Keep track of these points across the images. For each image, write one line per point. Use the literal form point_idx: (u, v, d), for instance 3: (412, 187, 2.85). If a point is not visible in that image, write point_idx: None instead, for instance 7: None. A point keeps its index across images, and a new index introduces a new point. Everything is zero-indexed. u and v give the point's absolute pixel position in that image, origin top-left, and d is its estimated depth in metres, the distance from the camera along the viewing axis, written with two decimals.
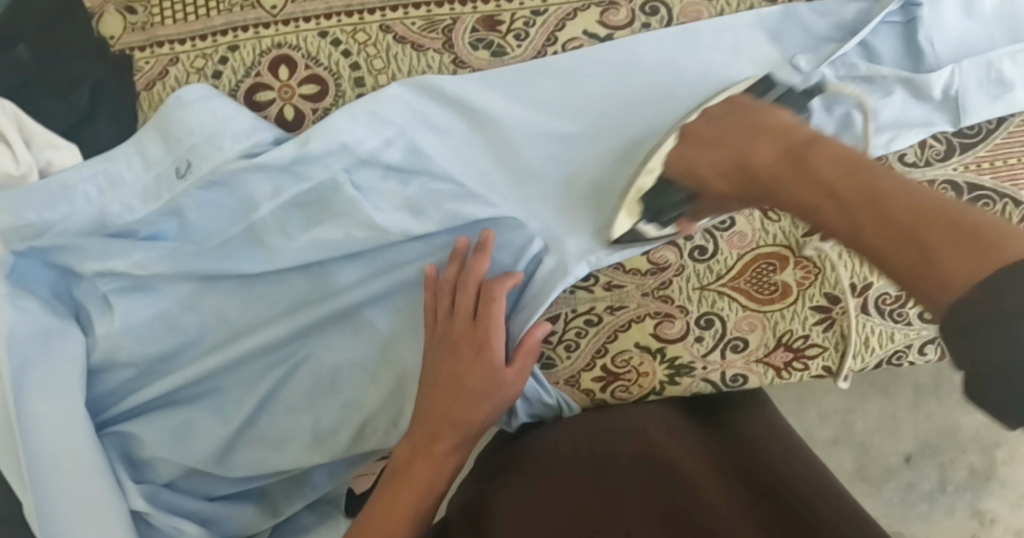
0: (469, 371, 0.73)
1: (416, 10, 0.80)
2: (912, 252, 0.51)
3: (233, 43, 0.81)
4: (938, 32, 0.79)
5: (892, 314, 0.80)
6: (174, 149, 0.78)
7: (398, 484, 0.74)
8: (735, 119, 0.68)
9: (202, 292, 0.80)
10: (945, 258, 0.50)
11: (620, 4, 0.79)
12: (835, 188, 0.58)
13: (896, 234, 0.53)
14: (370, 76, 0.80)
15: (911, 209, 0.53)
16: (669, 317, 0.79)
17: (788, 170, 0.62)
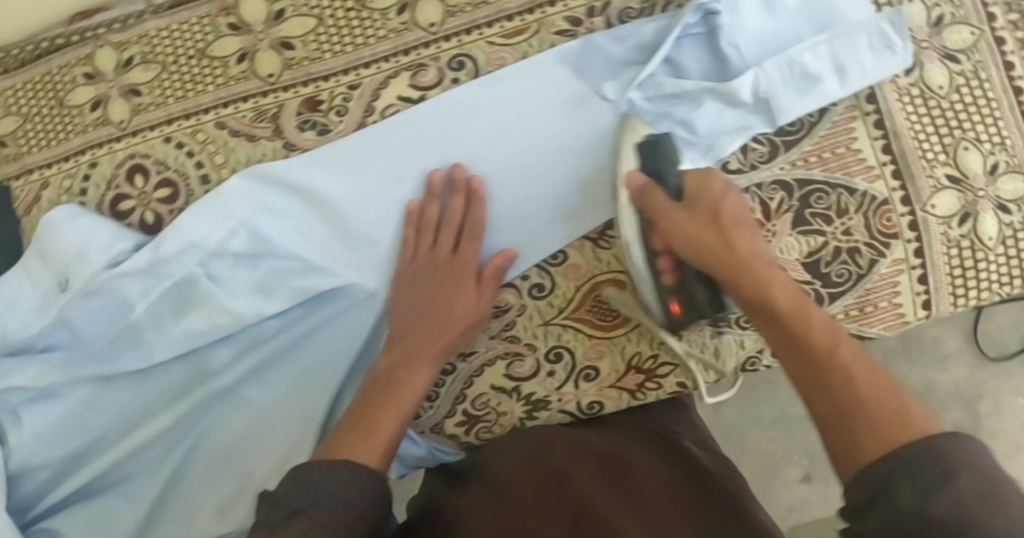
0: (455, 289, 0.79)
1: (246, 104, 0.85)
2: (857, 407, 0.57)
3: (93, 160, 0.88)
4: (741, 35, 0.80)
5: (738, 322, 0.80)
6: (54, 269, 0.86)
7: (379, 400, 0.75)
8: (739, 226, 0.73)
9: (100, 392, 0.87)
10: (877, 426, 0.55)
11: (428, 65, 0.83)
12: (810, 338, 0.63)
13: (872, 393, 0.58)
14: (214, 172, 0.86)
15: (863, 363, 0.60)
16: (519, 355, 0.82)
17: (777, 304, 0.66)
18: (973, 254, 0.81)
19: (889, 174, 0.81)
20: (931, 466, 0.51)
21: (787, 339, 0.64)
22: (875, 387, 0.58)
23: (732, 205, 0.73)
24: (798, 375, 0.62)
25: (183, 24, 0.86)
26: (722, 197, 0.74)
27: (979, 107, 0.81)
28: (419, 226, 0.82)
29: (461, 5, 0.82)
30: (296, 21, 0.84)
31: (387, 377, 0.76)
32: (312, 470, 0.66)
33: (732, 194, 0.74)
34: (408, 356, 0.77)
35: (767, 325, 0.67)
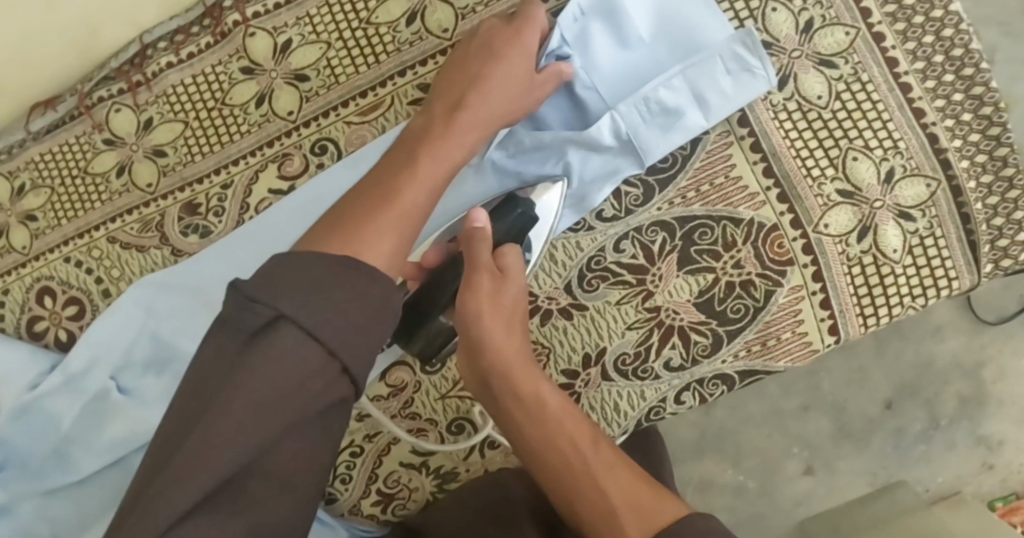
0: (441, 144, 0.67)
1: (131, 215, 0.86)
2: (602, 510, 0.61)
3: (4, 287, 0.88)
4: (599, 76, 0.76)
5: (636, 373, 0.78)
6: None
7: (400, 180, 0.63)
8: (494, 319, 0.68)
9: (45, 507, 0.82)
10: (626, 523, 0.59)
11: (292, 154, 0.82)
12: (562, 448, 0.65)
13: (618, 490, 0.61)
14: (114, 285, 0.87)
15: (609, 466, 0.63)
16: (423, 430, 0.82)
17: (531, 409, 0.67)
18: (877, 269, 0.76)
19: (775, 199, 0.76)
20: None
21: (541, 445, 0.66)
22: (617, 491, 0.61)
23: (513, 288, 0.69)
24: (549, 482, 0.65)
25: (63, 145, 0.87)
26: (494, 280, 0.69)
27: (864, 113, 0.76)
28: (451, 84, 0.72)
29: (315, 88, 0.82)
30: (164, 127, 0.85)
31: (362, 204, 0.61)
32: (310, 264, 0.52)
33: (507, 273, 0.70)
34: (403, 179, 0.63)
35: (522, 428, 0.67)
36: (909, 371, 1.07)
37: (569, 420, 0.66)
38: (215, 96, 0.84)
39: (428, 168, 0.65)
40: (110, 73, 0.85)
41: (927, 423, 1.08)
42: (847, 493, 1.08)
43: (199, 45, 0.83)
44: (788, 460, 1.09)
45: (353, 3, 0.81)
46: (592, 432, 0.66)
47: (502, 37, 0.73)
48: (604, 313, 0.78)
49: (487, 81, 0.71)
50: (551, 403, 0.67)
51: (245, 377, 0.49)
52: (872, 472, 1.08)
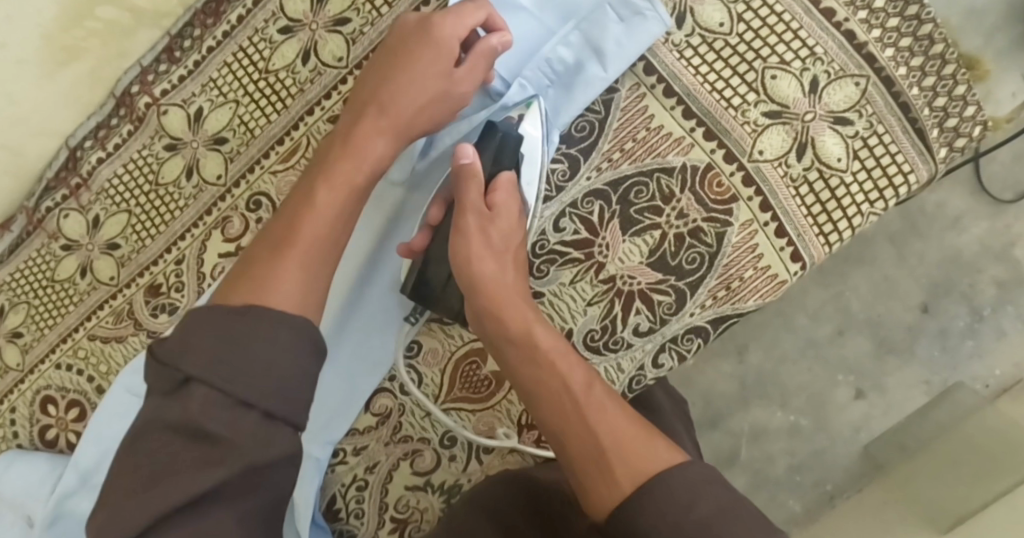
0: (354, 150, 0.68)
1: (103, 310, 0.88)
2: (597, 455, 0.61)
3: (11, 404, 0.92)
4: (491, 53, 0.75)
5: (607, 346, 0.76)
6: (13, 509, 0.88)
7: (299, 206, 0.66)
8: (483, 260, 0.68)
9: None
10: (618, 467, 0.60)
11: (232, 216, 0.83)
12: (555, 392, 0.65)
13: (610, 432, 0.62)
14: (105, 378, 0.89)
15: (601, 415, 0.63)
16: (419, 451, 0.82)
17: (525, 343, 0.67)
18: (824, 182, 0.73)
19: (701, 138, 0.74)
20: (684, 493, 0.57)
21: (534, 388, 0.66)
22: (612, 435, 0.61)
23: (501, 225, 0.69)
24: (553, 426, 0.64)
25: (27, 261, 0.90)
26: (482, 217, 0.68)
27: (772, 29, 0.73)
28: (385, 66, 0.71)
29: (235, 148, 0.83)
30: (111, 221, 0.87)
31: (267, 248, 0.64)
32: (232, 321, 0.56)
33: (496, 211, 0.69)
34: (320, 197, 0.66)
35: (517, 362, 0.67)
36: (937, 267, 1.00)
37: (563, 361, 0.66)
38: (148, 179, 0.85)
39: (326, 196, 0.66)
40: (50, 184, 0.88)
41: (970, 317, 1.00)
42: (905, 408, 1.02)
43: (121, 135, 0.85)
44: (836, 388, 1.03)
45: (250, 56, 0.82)
46: (586, 372, 0.66)
47: (414, 36, 0.70)
48: (562, 295, 0.76)
49: (404, 69, 0.70)
50: (545, 342, 0.67)
51: (179, 435, 0.54)
52: (926, 381, 1.01)
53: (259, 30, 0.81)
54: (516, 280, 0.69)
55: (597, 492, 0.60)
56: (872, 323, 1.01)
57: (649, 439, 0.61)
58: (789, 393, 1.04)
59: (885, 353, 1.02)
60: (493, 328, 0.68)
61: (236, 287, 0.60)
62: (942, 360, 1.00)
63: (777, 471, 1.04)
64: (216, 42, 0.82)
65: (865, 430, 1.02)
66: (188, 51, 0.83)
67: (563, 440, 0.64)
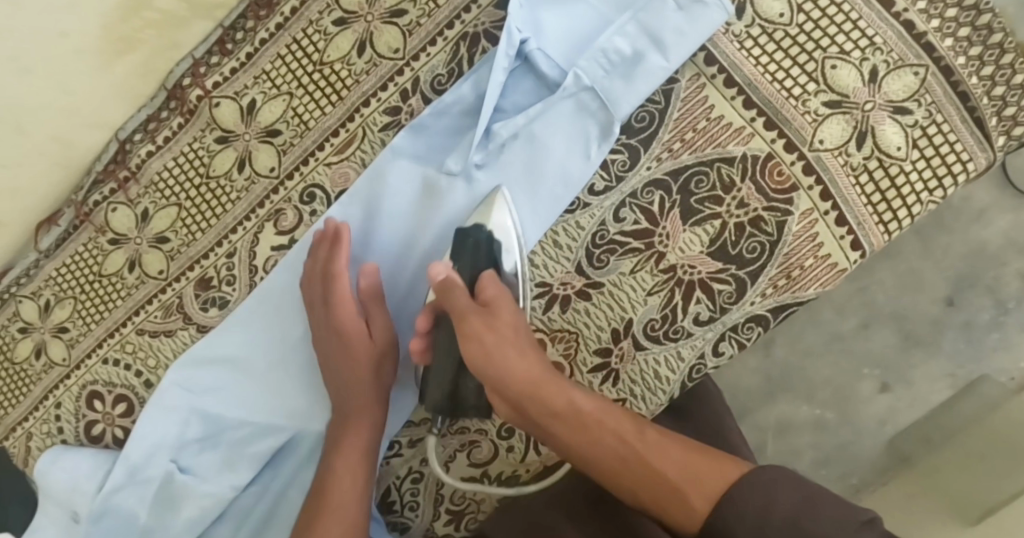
0: (347, 370, 0.78)
1: (152, 304, 0.88)
2: (671, 494, 0.64)
3: (57, 400, 0.92)
4: (546, 44, 0.76)
5: (668, 335, 0.77)
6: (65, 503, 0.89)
7: (341, 440, 0.77)
8: (500, 352, 0.70)
9: None
10: (692, 492, 0.63)
11: (285, 209, 0.83)
12: (608, 458, 0.67)
13: (675, 463, 0.65)
14: (153, 373, 0.89)
15: (655, 449, 0.66)
16: (476, 442, 0.82)
17: (564, 411, 0.69)
18: (884, 171, 0.73)
19: (761, 128, 0.74)
20: (762, 495, 0.60)
21: (592, 457, 0.68)
22: (673, 467, 0.64)
23: (506, 316, 0.71)
24: (621, 485, 0.67)
25: (74, 255, 0.89)
26: (482, 317, 0.71)
27: (831, 19, 0.73)
28: (313, 281, 0.79)
29: (289, 140, 0.83)
30: (160, 215, 0.87)
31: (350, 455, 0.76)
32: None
33: (490, 306, 0.71)
34: (359, 403, 0.78)
35: (565, 431, 0.69)
36: (961, 260, 0.99)
37: (607, 418, 0.68)
38: (199, 171, 0.85)
39: (356, 443, 0.77)
40: (99, 177, 0.87)
41: (995, 310, 0.98)
42: (931, 401, 1.00)
43: (172, 128, 0.85)
44: (861, 381, 1.02)
45: (304, 48, 0.82)
46: (633, 422, 0.68)
47: (327, 260, 0.78)
48: (622, 285, 0.77)
49: (343, 297, 0.77)
50: (585, 406, 0.69)
51: None
52: (951, 374, 1.00)
53: (313, 22, 0.81)
54: (537, 358, 0.71)
55: (681, 516, 0.63)
56: (898, 317, 1.00)
57: (713, 458, 0.65)
58: (814, 385, 1.03)
59: (910, 347, 1.00)
60: (528, 404, 0.69)
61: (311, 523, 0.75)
62: (968, 353, 0.99)
63: (804, 464, 1.04)
64: (269, 34, 0.82)
65: (890, 424, 1.01)
66: (241, 44, 0.83)
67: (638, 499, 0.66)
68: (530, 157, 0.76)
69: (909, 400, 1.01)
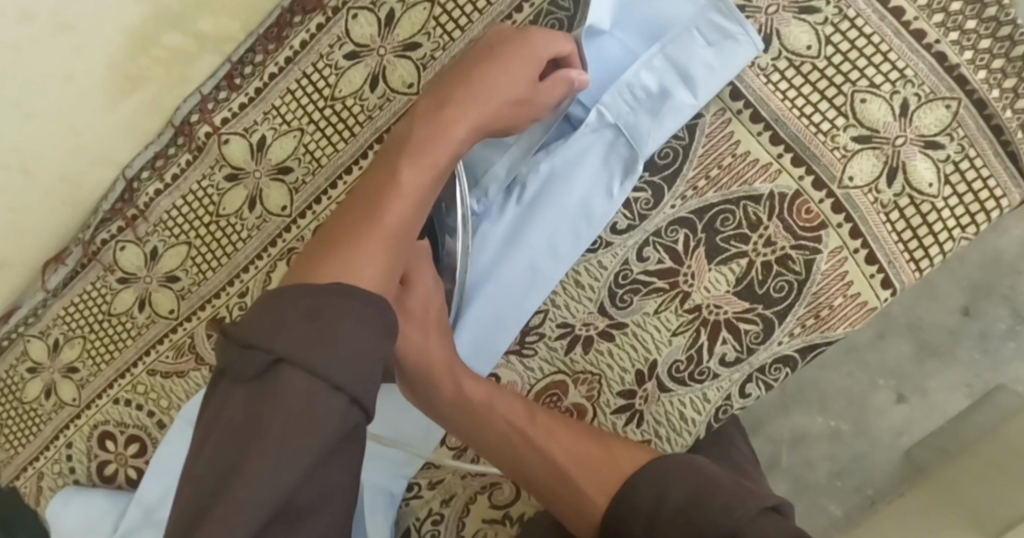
0: (417, 152, 0.66)
1: (163, 344, 0.86)
2: (568, 474, 0.66)
3: (67, 440, 0.91)
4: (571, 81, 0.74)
5: (693, 377, 0.75)
6: None
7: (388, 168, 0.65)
8: (409, 333, 0.70)
9: None
10: (583, 483, 0.65)
11: (298, 247, 0.81)
12: (506, 437, 0.70)
13: (567, 455, 0.67)
14: (165, 413, 0.88)
15: (558, 433, 0.69)
16: (497, 484, 0.80)
17: (465, 408, 0.71)
18: (915, 208, 0.71)
19: (789, 164, 0.72)
20: (652, 488, 0.61)
21: (486, 437, 0.70)
22: (570, 450, 0.67)
23: (423, 296, 0.71)
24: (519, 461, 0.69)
25: (82, 294, 0.88)
26: (397, 294, 0.70)
27: (861, 51, 0.71)
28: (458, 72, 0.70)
29: (300, 177, 0.80)
30: (170, 253, 0.85)
31: (344, 234, 0.61)
32: (315, 298, 0.54)
33: (414, 283, 0.71)
34: (419, 157, 0.66)
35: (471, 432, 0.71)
36: (978, 272, 0.92)
37: (500, 402, 0.71)
38: (208, 210, 0.83)
39: (405, 186, 0.64)
40: (106, 215, 0.85)
41: (1013, 318, 0.92)
42: (947, 411, 0.95)
43: (180, 164, 0.83)
44: (875, 392, 0.96)
45: (314, 83, 0.79)
46: (527, 407, 0.71)
47: (490, 52, 0.70)
48: (646, 326, 0.75)
49: (459, 99, 0.68)
50: (497, 408, 0.70)
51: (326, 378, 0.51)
52: (968, 384, 0.94)
53: (324, 55, 0.79)
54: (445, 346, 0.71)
55: (578, 517, 0.65)
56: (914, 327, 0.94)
57: (609, 455, 0.66)
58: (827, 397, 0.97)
59: (924, 358, 0.94)
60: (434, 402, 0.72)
61: (323, 264, 0.58)
62: (984, 364, 0.93)
63: (817, 477, 0.98)
64: (277, 69, 0.80)
65: (906, 435, 0.95)
66: (249, 78, 0.80)
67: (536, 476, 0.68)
68: (539, 205, 0.74)
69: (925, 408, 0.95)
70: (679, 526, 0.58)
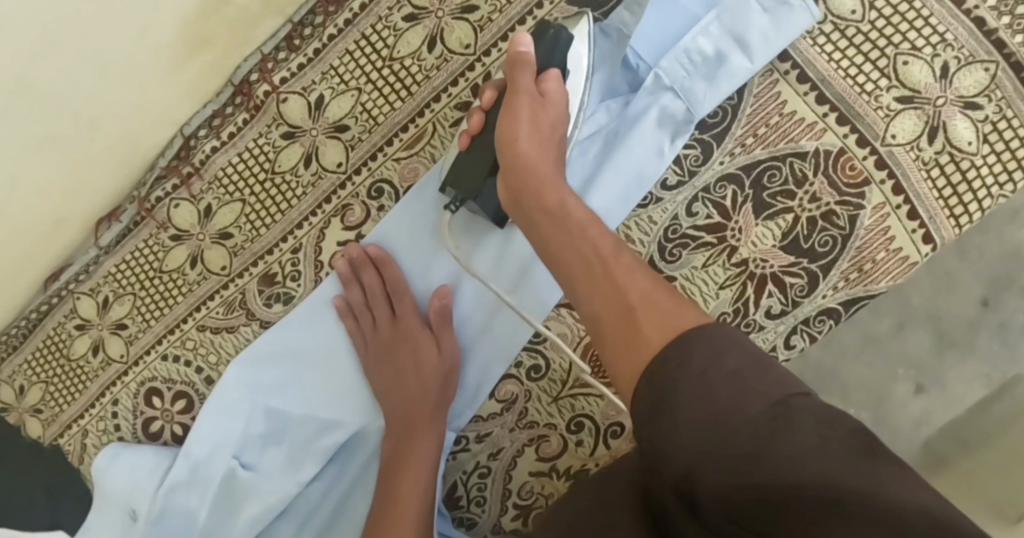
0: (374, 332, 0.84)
1: (214, 300, 0.88)
2: (626, 318, 0.61)
3: (113, 397, 0.93)
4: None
5: (739, 329, 0.77)
6: (120, 505, 0.90)
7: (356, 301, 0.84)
8: (529, 139, 0.72)
9: None
10: (644, 322, 0.59)
11: (352, 204, 0.84)
12: (582, 256, 0.66)
13: (639, 294, 0.62)
14: (214, 368, 0.89)
15: (642, 278, 0.63)
16: (544, 437, 0.82)
17: (558, 220, 0.69)
18: (956, 166, 0.74)
19: (834, 123, 0.75)
20: (710, 348, 0.54)
21: (557, 246, 0.68)
22: (640, 295, 0.61)
23: (553, 112, 0.73)
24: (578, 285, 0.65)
25: (134, 251, 0.89)
26: (534, 101, 0.73)
27: (902, 17, 0.74)
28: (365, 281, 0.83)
29: (357, 135, 0.83)
30: (224, 211, 0.87)
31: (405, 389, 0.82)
32: None
33: (548, 97, 0.73)
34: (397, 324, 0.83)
35: (553, 245, 0.69)
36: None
37: (593, 229, 0.68)
38: (264, 167, 0.85)
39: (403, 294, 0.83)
40: (161, 172, 0.86)
41: None
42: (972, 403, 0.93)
43: (236, 123, 0.85)
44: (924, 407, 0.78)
45: (373, 44, 0.82)
46: (616, 245, 0.66)
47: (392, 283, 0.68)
48: (694, 279, 0.78)
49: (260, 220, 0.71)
50: (589, 233, 0.67)
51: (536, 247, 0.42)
52: None
53: (383, 17, 0.81)
54: (555, 168, 0.72)
55: (627, 350, 0.59)
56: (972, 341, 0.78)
57: (679, 308, 0.60)
58: (854, 389, 0.78)
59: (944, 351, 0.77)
60: (528, 207, 0.71)
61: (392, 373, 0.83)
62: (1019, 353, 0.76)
63: None
64: (338, 29, 0.82)
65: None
66: (308, 39, 0.82)
67: (583, 300, 0.65)
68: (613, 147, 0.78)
69: (944, 399, 0.78)
70: (722, 392, 0.52)
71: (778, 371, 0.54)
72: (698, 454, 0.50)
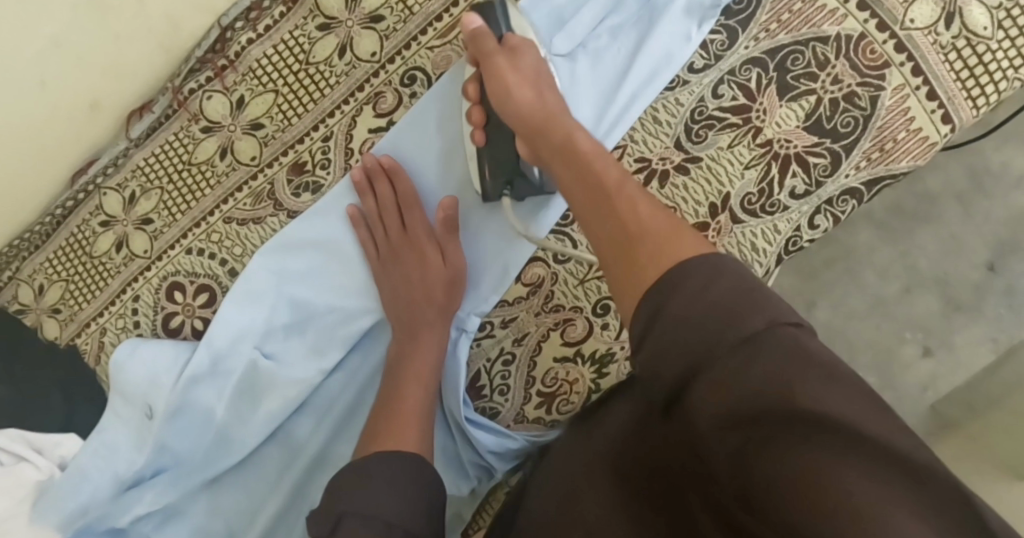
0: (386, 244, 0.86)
1: (242, 192, 0.89)
2: (627, 238, 0.59)
3: (134, 294, 0.92)
4: None
5: (764, 209, 0.79)
6: (135, 402, 0.87)
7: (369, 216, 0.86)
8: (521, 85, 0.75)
9: (215, 496, 0.89)
10: (644, 252, 0.57)
11: (385, 92, 0.86)
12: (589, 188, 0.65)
13: (652, 218, 0.59)
14: (239, 262, 0.90)
15: (653, 211, 0.60)
16: (571, 321, 0.83)
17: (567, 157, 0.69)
18: (972, 50, 0.77)
19: (855, 9, 0.78)
20: (718, 288, 0.52)
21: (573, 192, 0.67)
22: (647, 215, 0.60)
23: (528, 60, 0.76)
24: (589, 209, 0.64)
25: (164, 144, 0.90)
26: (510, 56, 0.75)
27: None
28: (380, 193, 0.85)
29: (392, 25, 0.85)
30: (257, 101, 0.88)
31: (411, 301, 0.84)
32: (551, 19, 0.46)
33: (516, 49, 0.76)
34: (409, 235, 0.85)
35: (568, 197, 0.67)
36: (1003, 227, 1.02)
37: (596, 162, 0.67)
38: (298, 58, 0.87)
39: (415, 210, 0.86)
40: (196, 64, 0.88)
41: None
42: (972, 366, 1.03)
43: (273, 16, 0.87)
44: (904, 346, 1.04)
45: None
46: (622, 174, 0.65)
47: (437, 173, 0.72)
48: (720, 160, 0.80)
49: None
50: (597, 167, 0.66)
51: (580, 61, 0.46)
52: (993, 339, 1.03)
53: None
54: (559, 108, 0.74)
55: (627, 267, 0.58)
56: (940, 281, 1.03)
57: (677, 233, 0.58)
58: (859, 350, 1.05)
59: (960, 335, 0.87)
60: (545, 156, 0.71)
61: (400, 286, 0.85)
62: (1008, 318, 1.02)
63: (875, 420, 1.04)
64: None
65: (932, 389, 1.03)
66: None
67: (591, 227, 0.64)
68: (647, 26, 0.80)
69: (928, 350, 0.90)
70: (713, 312, 0.51)
71: (765, 294, 0.52)
72: (691, 345, 0.50)
